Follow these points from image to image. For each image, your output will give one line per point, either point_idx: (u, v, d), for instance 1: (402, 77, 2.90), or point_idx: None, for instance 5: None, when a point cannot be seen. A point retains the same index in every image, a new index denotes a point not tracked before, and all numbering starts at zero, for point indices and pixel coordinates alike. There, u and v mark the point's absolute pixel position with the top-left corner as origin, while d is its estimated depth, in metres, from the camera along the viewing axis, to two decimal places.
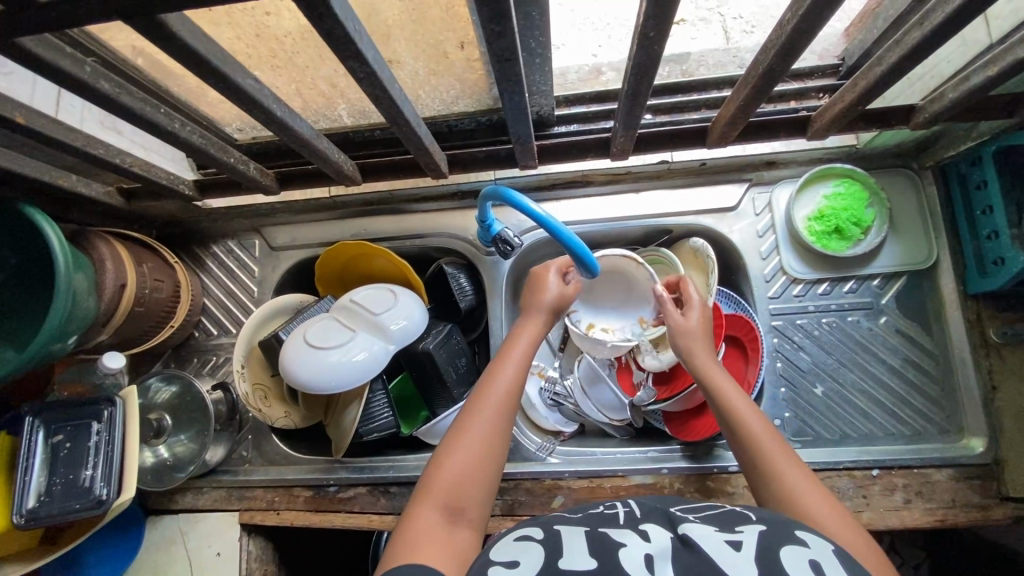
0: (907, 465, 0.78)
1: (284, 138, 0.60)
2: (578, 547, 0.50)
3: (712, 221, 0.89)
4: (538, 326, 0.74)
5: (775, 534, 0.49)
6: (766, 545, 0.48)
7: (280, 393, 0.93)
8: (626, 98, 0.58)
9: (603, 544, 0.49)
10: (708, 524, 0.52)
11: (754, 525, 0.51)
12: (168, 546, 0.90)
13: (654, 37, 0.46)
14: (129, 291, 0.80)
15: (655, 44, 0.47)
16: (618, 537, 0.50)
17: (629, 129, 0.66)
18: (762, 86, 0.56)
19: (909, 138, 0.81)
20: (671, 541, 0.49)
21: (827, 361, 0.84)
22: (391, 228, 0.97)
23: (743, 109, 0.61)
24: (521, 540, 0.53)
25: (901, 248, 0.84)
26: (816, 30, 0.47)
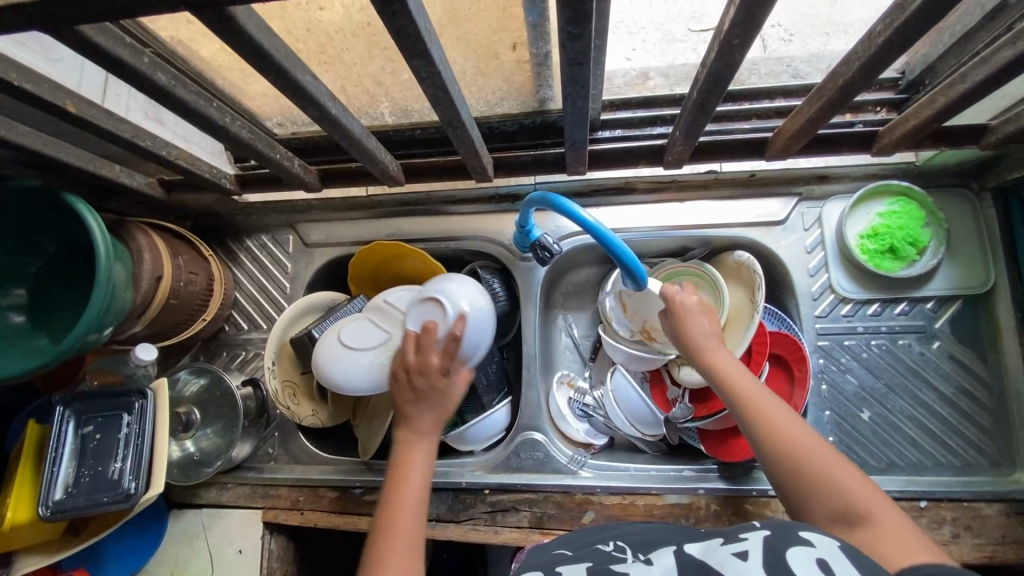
0: (957, 498, 0.75)
1: (335, 135, 0.59)
2: None
3: (758, 235, 0.87)
4: (432, 409, 0.70)
5: (781, 537, 0.48)
6: (771, 548, 0.47)
7: (310, 390, 0.92)
8: (693, 107, 0.56)
9: None
10: (715, 539, 0.51)
11: (758, 530, 0.50)
12: (191, 541, 0.89)
13: (737, 45, 0.44)
14: (165, 283, 0.80)
15: (736, 53, 0.45)
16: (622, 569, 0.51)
17: (688, 139, 0.64)
18: (837, 101, 0.53)
19: (970, 157, 0.78)
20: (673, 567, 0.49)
21: (875, 386, 0.81)
22: (427, 229, 0.95)
23: (811, 122, 0.58)
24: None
25: (958, 270, 0.81)
26: (907, 44, 0.44)
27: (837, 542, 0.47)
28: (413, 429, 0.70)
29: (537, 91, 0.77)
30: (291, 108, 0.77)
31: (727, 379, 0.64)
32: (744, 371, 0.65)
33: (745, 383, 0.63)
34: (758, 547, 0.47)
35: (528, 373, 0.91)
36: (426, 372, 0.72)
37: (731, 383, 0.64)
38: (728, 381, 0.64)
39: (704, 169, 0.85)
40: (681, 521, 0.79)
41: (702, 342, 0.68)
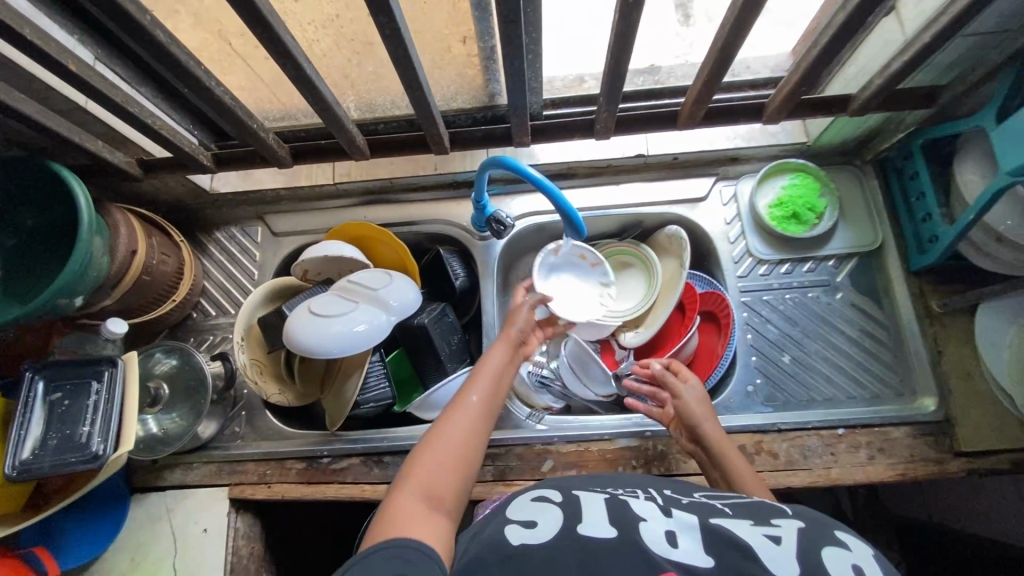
0: (869, 424, 0.85)
1: (307, 96, 0.69)
2: (598, 512, 0.57)
3: (684, 210, 0.99)
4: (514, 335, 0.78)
5: (816, 534, 0.52)
6: (804, 540, 0.51)
7: (276, 371, 0.96)
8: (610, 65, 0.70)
9: (624, 515, 0.56)
10: (744, 518, 0.56)
11: (792, 519, 0.55)
12: (153, 524, 0.89)
13: (632, 4, 0.59)
14: (139, 259, 0.84)
15: (634, 11, 0.60)
16: (639, 512, 0.57)
17: (611, 102, 0.78)
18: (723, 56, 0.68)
19: (850, 135, 0.93)
20: (693, 519, 0.56)
21: (791, 332, 0.92)
22: (391, 215, 1.04)
23: (706, 88, 0.74)
24: (540, 502, 0.61)
25: (851, 231, 0.95)
26: None
27: (871, 551, 0.51)
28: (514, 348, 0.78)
29: (486, 86, 0.89)
30: (266, 98, 0.86)
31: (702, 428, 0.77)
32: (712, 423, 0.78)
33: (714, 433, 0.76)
34: (792, 537, 0.51)
35: (487, 341, 0.98)
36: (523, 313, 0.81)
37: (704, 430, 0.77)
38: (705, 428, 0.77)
39: (635, 139, 0.99)
40: (632, 462, 0.85)
41: (686, 405, 0.79)
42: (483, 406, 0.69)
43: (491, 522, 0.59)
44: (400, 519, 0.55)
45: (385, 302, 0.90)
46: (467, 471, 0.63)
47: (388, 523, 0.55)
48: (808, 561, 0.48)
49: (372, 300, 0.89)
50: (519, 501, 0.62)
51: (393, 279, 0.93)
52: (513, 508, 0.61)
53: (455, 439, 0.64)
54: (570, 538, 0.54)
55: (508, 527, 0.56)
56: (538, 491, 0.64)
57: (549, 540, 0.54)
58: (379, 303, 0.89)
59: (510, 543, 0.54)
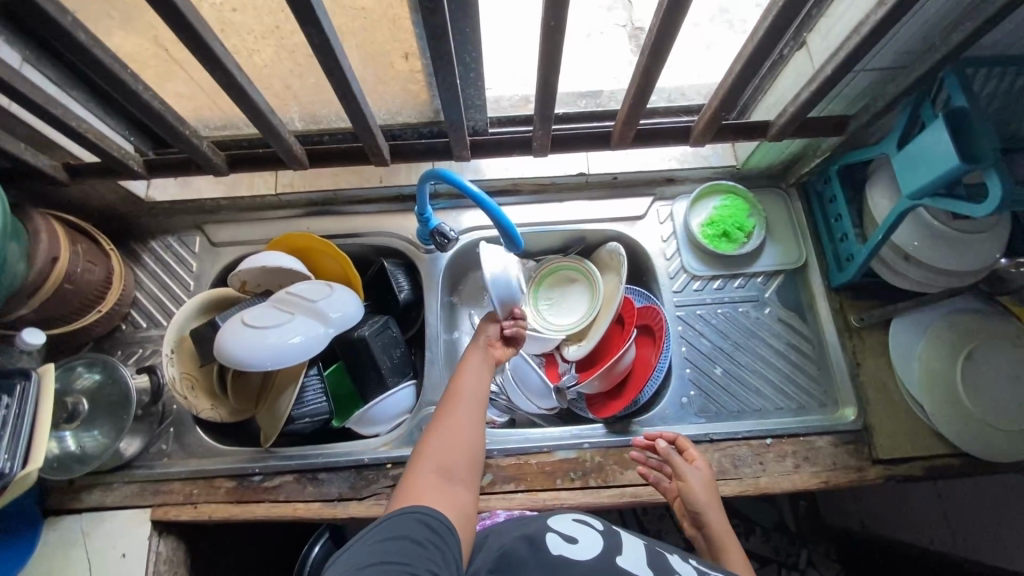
0: (794, 433, 0.89)
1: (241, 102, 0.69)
2: (637, 554, 0.61)
3: (623, 227, 1.02)
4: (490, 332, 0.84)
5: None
6: None
7: (208, 386, 0.92)
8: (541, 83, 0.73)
9: (659, 562, 0.60)
10: None
11: None
12: (67, 549, 0.84)
13: (554, 27, 0.63)
14: (61, 266, 0.80)
15: (557, 34, 0.64)
16: (675, 564, 0.61)
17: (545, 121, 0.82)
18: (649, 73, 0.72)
19: (775, 159, 1.00)
20: None
21: (724, 345, 0.96)
22: (334, 227, 1.03)
23: (634, 108, 0.79)
24: (582, 525, 0.65)
25: (778, 249, 1.00)
26: (678, 18, 0.63)
27: None
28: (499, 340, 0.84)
29: (430, 102, 0.91)
30: (206, 106, 0.85)
31: (707, 517, 0.74)
32: (718, 513, 0.75)
33: (721, 525, 0.73)
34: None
35: (430, 353, 0.99)
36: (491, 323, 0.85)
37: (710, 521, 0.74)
38: (710, 520, 0.74)
39: (578, 158, 1.02)
40: (570, 474, 0.86)
41: (694, 492, 0.76)
42: (475, 396, 0.75)
43: (531, 526, 0.64)
44: (419, 491, 0.62)
45: (323, 314, 0.88)
46: (476, 444, 0.71)
47: (407, 498, 0.62)
48: None
49: (310, 313, 0.88)
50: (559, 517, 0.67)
51: (332, 291, 0.92)
52: (557, 521, 0.66)
53: (459, 427, 0.70)
54: (607, 562, 0.58)
55: (552, 535, 0.61)
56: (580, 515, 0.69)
57: (585, 559, 0.58)
58: (320, 316, 0.88)
59: (549, 550, 0.59)
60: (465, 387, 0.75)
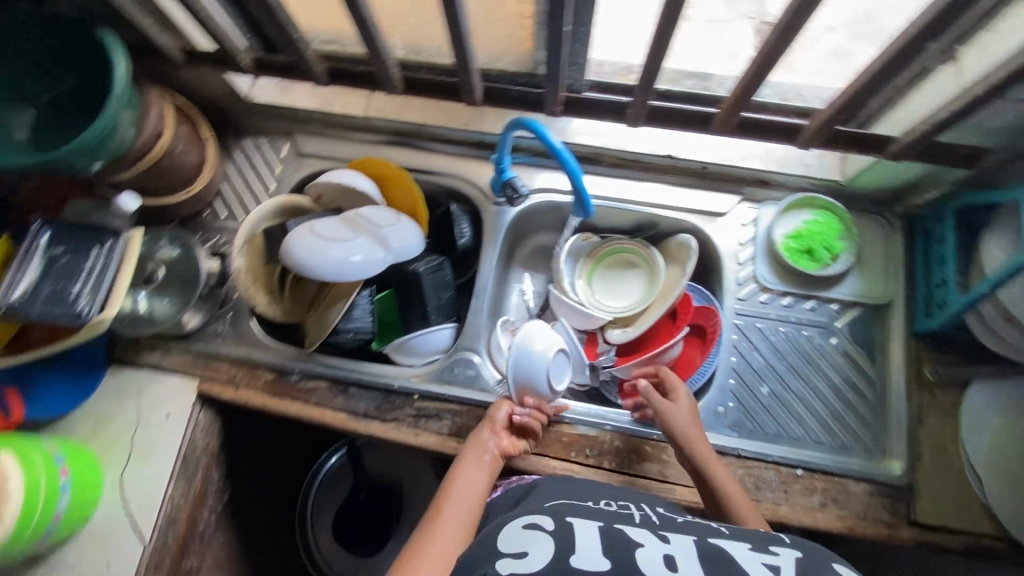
0: (829, 472, 0.84)
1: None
2: (592, 539, 0.58)
3: (701, 221, 0.98)
4: (477, 457, 0.79)
5: (812, 562, 0.55)
6: (803, 567, 0.54)
7: (269, 283, 0.98)
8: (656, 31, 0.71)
9: (619, 543, 0.57)
10: (743, 543, 0.58)
11: (790, 549, 0.57)
12: (123, 397, 0.93)
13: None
14: (164, 141, 0.86)
15: None
16: (636, 537, 0.59)
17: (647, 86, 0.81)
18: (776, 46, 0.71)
19: (885, 184, 0.93)
20: (691, 545, 0.57)
21: (778, 366, 0.91)
22: (413, 160, 1.04)
23: (750, 82, 0.77)
24: (531, 527, 0.60)
25: (863, 280, 0.93)
26: None
27: None
28: (491, 463, 0.79)
29: (533, 52, 0.89)
30: (320, 17, 0.87)
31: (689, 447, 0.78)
32: (703, 440, 0.79)
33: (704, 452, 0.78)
34: (790, 565, 0.54)
35: (476, 303, 0.99)
36: (482, 441, 0.81)
37: (692, 449, 0.78)
38: (692, 447, 0.78)
39: (671, 138, 1.00)
40: (584, 451, 0.86)
41: (675, 421, 0.80)
42: (450, 536, 0.70)
43: (473, 572, 0.55)
44: None
45: (384, 242, 0.91)
46: None
47: None
48: None
49: (372, 239, 0.90)
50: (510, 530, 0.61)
51: (399, 220, 0.94)
52: (502, 539, 0.59)
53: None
54: (562, 566, 0.54)
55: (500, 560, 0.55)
56: (532, 515, 0.63)
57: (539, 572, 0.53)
58: (381, 245, 0.90)
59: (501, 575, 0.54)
60: (437, 535, 0.69)
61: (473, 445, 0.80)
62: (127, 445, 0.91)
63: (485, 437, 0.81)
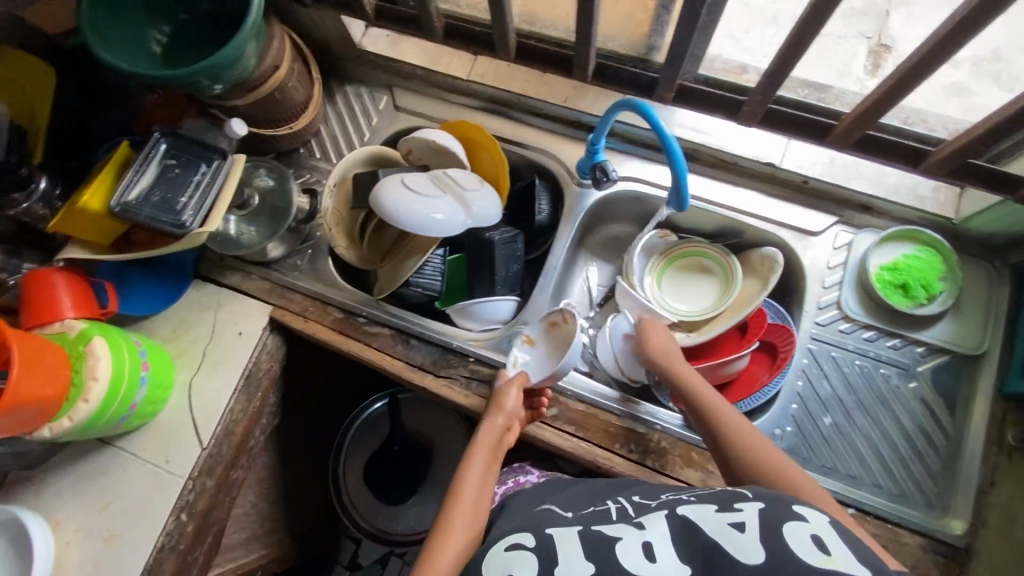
0: (883, 516, 0.80)
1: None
2: (572, 546, 0.58)
3: (790, 237, 0.94)
4: (488, 447, 0.81)
5: (773, 510, 0.57)
6: (765, 520, 0.56)
7: (350, 227, 1.01)
8: (794, 35, 0.67)
9: (598, 543, 0.58)
10: (710, 506, 0.60)
11: (753, 501, 0.59)
12: (202, 310, 0.99)
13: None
14: (279, 75, 0.90)
15: None
16: (613, 532, 0.59)
17: (769, 86, 0.76)
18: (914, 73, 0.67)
19: (1000, 230, 0.85)
20: (666, 525, 0.58)
21: (846, 399, 0.87)
22: (505, 130, 1.05)
23: (880, 103, 0.72)
24: (514, 548, 0.60)
25: (957, 326, 0.87)
26: None
27: (827, 519, 0.57)
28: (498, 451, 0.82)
29: (648, 36, 0.88)
30: None
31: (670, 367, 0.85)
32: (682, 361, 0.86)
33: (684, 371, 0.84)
34: (754, 521, 0.56)
35: (543, 280, 0.99)
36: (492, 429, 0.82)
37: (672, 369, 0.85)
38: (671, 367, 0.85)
39: (775, 144, 0.95)
40: (629, 445, 0.85)
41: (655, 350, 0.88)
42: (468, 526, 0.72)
43: None
44: None
45: (467, 205, 0.92)
46: None
47: None
48: (771, 541, 0.53)
49: (456, 201, 0.92)
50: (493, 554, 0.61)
51: (483, 186, 0.95)
52: (487, 565, 0.60)
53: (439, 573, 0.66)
54: None
55: None
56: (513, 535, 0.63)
57: None
58: (464, 208, 0.92)
59: None
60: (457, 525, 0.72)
61: (485, 433, 0.82)
62: (198, 355, 0.97)
63: (497, 425, 0.82)
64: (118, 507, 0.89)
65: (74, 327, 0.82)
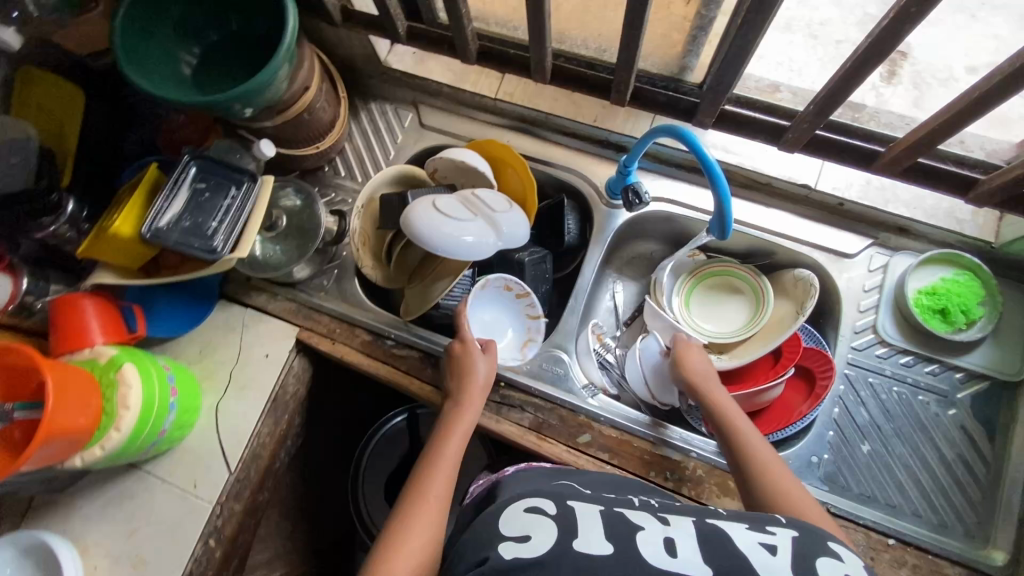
0: (923, 547, 0.78)
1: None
2: (594, 523, 0.58)
3: (825, 260, 0.93)
4: (471, 408, 0.81)
5: (807, 542, 0.56)
6: (798, 551, 0.55)
7: (378, 248, 1.00)
8: (849, 66, 0.66)
9: (623, 528, 0.57)
10: (739, 522, 0.59)
11: (786, 530, 0.58)
12: (227, 331, 0.98)
13: (913, 14, 0.57)
14: (308, 96, 0.89)
15: (909, 23, 0.58)
16: (637, 520, 0.59)
17: (819, 115, 0.75)
18: (970, 111, 0.65)
19: None
20: (693, 529, 0.58)
21: (883, 426, 0.86)
22: (533, 148, 1.03)
23: (932, 136, 0.70)
24: (532, 511, 0.60)
25: (997, 351, 0.86)
26: None
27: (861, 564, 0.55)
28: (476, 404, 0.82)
29: (682, 57, 0.87)
30: None
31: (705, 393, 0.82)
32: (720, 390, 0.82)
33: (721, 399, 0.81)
34: (785, 547, 0.55)
35: (572, 302, 0.98)
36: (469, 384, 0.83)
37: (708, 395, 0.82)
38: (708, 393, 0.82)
39: (809, 167, 0.94)
40: (664, 473, 0.84)
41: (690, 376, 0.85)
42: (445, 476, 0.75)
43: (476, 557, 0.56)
44: None
45: (498, 228, 0.90)
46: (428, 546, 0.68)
47: None
48: (803, 569, 0.52)
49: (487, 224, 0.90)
50: (512, 512, 0.61)
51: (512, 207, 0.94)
52: (504, 522, 0.59)
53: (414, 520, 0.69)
54: (565, 550, 0.54)
55: (504, 547, 0.56)
56: (533, 499, 0.63)
57: (541, 556, 0.54)
58: (494, 229, 0.90)
59: (502, 559, 0.54)
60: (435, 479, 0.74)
61: (467, 387, 0.83)
62: (225, 377, 0.96)
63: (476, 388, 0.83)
64: (147, 533, 0.88)
65: (104, 353, 0.81)
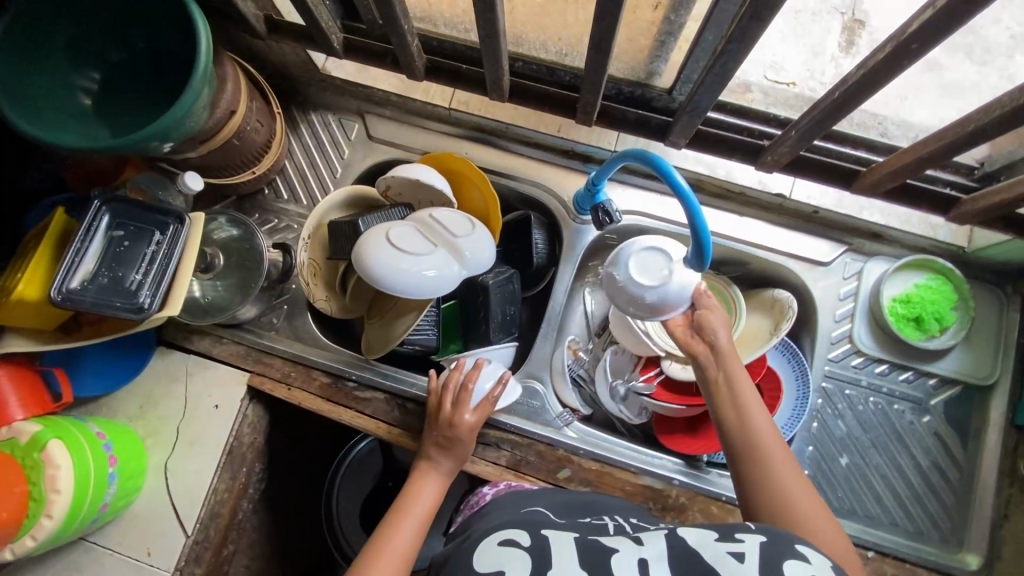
0: (902, 557, 0.79)
1: (477, 4, 0.62)
2: (568, 555, 0.53)
3: (800, 269, 0.89)
4: (447, 458, 0.78)
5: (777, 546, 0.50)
6: (767, 554, 0.49)
7: (330, 278, 0.91)
8: (839, 97, 0.62)
9: (594, 556, 0.52)
10: (710, 532, 0.53)
11: (755, 534, 0.52)
12: (169, 381, 0.89)
13: (911, 51, 0.53)
14: (236, 120, 0.79)
15: (907, 58, 0.54)
16: (610, 544, 0.54)
17: (801, 140, 0.71)
18: (959, 143, 0.62)
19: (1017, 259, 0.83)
20: (665, 546, 0.53)
21: (860, 438, 0.86)
22: (493, 160, 0.96)
23: (920, 163, 0.67)
24: (506, 545, 0.55)
25: (968, 357, 0.85)
26: None
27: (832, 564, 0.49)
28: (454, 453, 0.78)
29: (648, 62, 0.80)
30: None
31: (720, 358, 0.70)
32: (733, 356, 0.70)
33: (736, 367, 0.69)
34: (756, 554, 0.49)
35: (545, 326, 0.93)
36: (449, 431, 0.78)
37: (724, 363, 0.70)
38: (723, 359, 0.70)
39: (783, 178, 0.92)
40: (648, 503, 0.82)
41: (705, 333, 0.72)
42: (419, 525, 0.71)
43: None
44: None
45: (461, 256, 0.82)
46: None
47: None
48: None
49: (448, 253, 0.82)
50: (483, 547, 0.55)
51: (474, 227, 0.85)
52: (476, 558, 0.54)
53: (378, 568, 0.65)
54: None
55: None
56: (506, 529, 0.58)
57: None
58: (459, 259, 0.82)
59: None
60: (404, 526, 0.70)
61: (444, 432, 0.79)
62: (173, 433, 0.87)
63: (454, 434, 0.78)
64: None
65: (25, 431, 0.71)
